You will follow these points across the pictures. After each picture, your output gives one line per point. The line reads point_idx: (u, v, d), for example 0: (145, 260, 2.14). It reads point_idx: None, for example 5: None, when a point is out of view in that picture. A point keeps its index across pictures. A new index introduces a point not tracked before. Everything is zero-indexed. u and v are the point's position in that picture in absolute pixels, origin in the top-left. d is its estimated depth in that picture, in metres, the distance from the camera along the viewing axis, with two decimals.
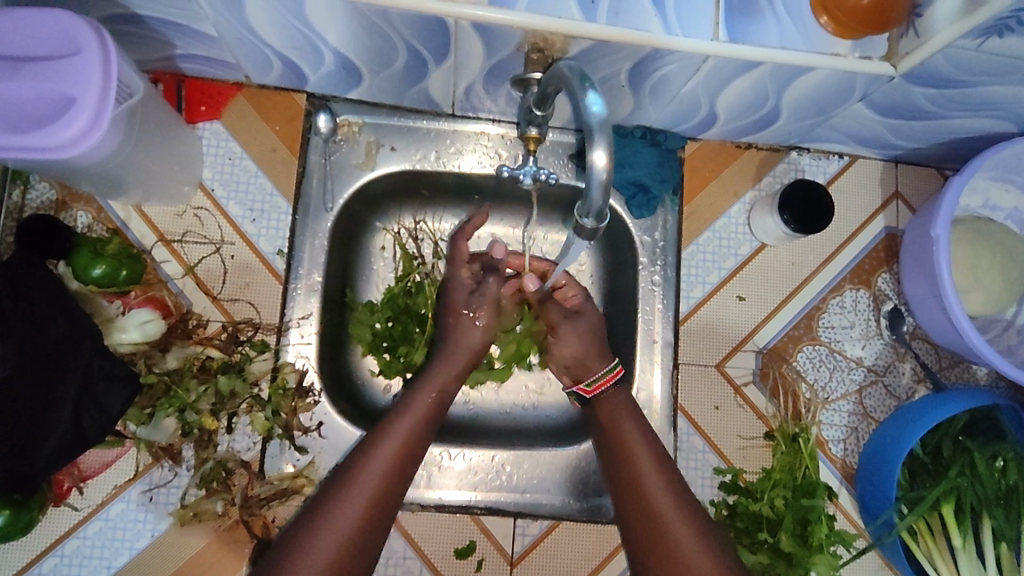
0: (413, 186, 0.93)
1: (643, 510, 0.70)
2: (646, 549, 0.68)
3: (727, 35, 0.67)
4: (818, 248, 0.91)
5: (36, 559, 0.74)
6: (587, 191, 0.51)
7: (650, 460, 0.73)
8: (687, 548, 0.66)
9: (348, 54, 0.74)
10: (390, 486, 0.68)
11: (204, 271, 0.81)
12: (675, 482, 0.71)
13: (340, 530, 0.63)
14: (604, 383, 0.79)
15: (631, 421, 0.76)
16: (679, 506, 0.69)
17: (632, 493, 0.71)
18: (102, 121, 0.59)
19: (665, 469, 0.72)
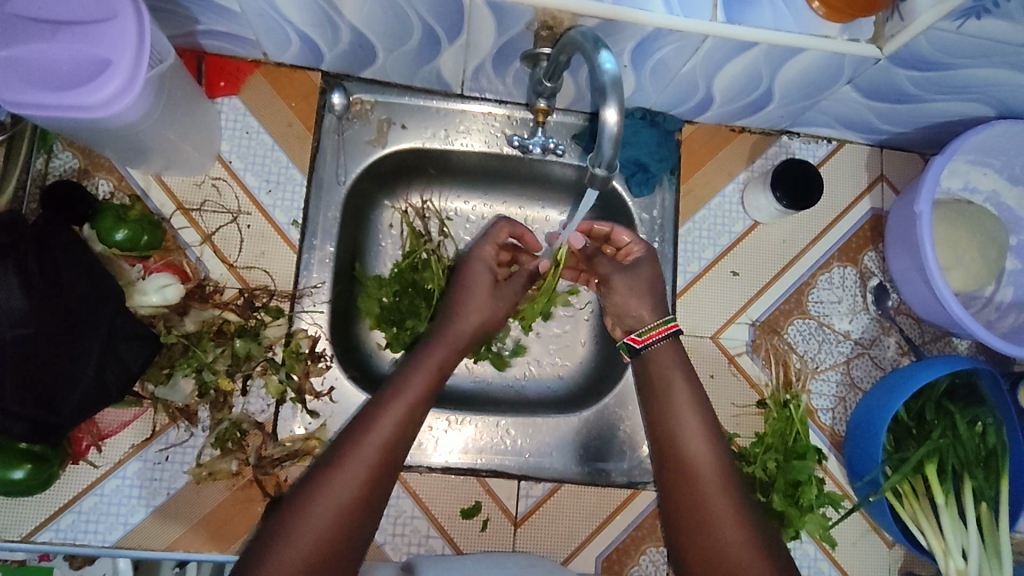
0: (421, 165, 0.97)
1: (677, 458, 0.74)
2: (674, 493, 0.73)
3: (724, 16, 0.71)
4: (808, 227, 0.95)
5: (54, 515, 0.75)
6: (598, 144, 0.58)
7: (691, 411, 0.77)
8: (713, 496, 0.71)
9: (366, 31, 0.77)
10: (392, 453, 0.70)
11: (221, 240, 0.84)
12: (712, 435, 0.75)
13: (343, 495, 0.65)
14: (657, 335, 0.81)
15: (678, 375, 0.79)
16: (715, 457, 0.74)
17: (667, 442, 0.76)
18: (135, 84, 0.62)
19: (705, 421, 0.77)
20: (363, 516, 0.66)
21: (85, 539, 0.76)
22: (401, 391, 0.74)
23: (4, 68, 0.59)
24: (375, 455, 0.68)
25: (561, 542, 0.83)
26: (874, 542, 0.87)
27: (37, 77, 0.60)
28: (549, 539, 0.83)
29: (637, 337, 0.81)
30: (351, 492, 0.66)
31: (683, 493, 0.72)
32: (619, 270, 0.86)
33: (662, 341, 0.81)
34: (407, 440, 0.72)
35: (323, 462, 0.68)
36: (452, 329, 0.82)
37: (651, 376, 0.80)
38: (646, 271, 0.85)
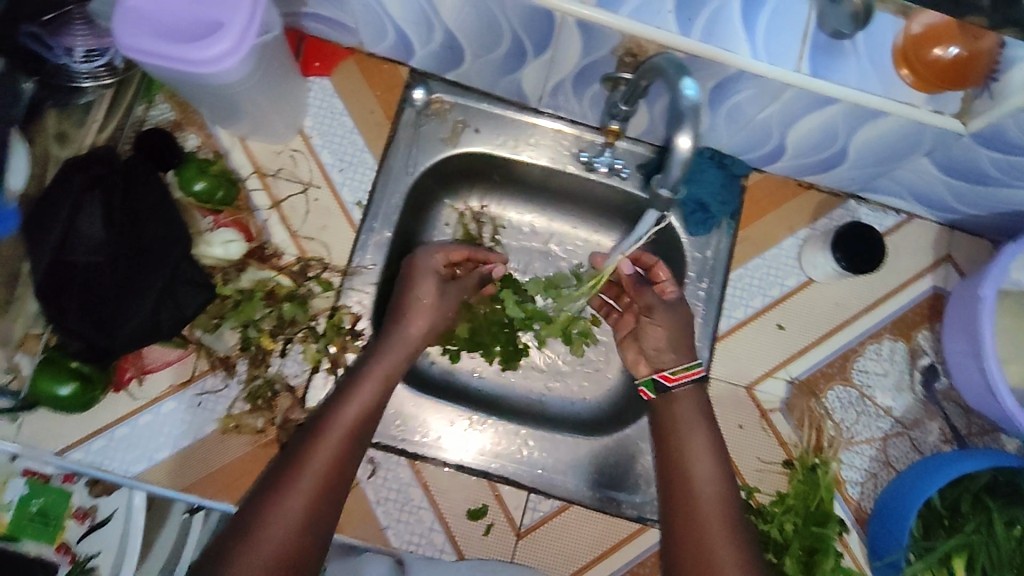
0: (485, 170, 1.00)
1: (684, 505, 0.72)
2: (679, 541, 0.71)
3: (810, 69, 0.72)
4: (863, 294, 0.93)
5: (87, 437, 0.79)
6: (668, 168, 0.61)
7: (707, 461, 0.75)
8: (720, 544, 0.69)
9: (458, 35, 0.81)
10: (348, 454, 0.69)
11: (288, 208, 0.88)
12: (724, 484, 0.73)
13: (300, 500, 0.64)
14: (687, 376, 0.79)
15: (697, 419, 0.78)
16: (720, 508, 0.71)
17: (677, 486, 0.74)
18: (242, 45, 0.67)
19: (719, 469, 0.74)
20: (319, 528, 0.64)
21: (110, 465, 0.79)
22: (355, 395, 0.72)
23: (132, 18, 0.65)
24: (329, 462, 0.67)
25: (560, 562, 0.82)
26: None
27: (158, 30, 0.65)
28: (548, 556, 0.82)
29: (670, 373, 0.80)
30: (307, 503, 0.64)
31: (688, 541, 0.70)
32: (661, 303, 0.85)
33: (689, 385, 0.80)
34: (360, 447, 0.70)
35: (283, 463, 0.66)
36: (405, 337, 0.79)
37: (667, 422, 0.79)
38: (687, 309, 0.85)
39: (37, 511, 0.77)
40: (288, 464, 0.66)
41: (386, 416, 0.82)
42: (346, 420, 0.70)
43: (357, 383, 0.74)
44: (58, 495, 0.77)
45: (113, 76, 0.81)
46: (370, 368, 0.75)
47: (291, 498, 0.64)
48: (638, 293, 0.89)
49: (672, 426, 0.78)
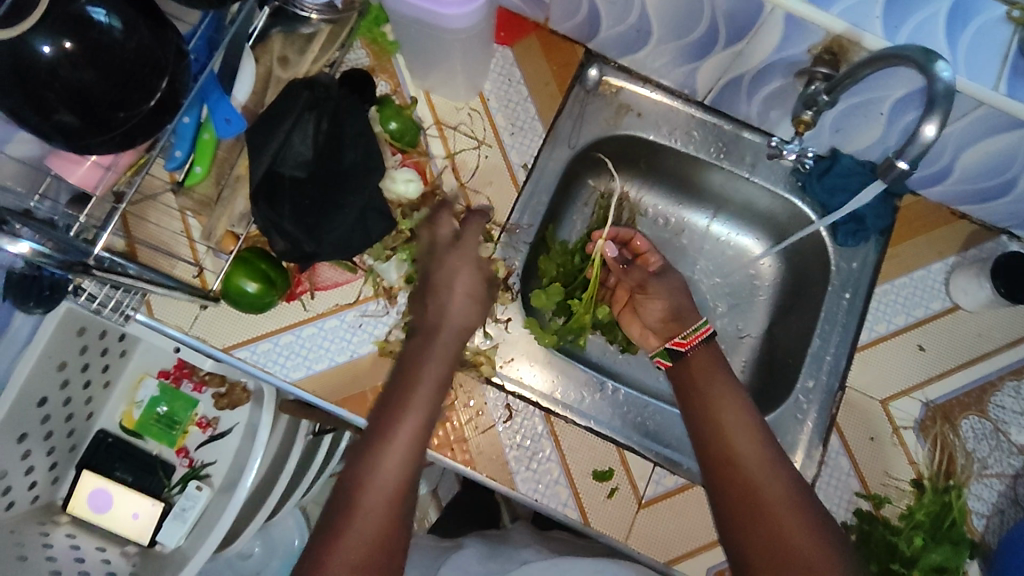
0: (637, 157, 1.04)
1: (737, 474, 0.72)
2: (742, 513, 0.70)
3: (1009, 89, 0.74)
4: (1008, 328, 0.92)
5: (255, 338, 0.84)
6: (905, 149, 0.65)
7: (744, 430, 0.75)
8: (782, 507, 0.69)
9: (654, 19, 0.85)
10: (418, 444, 0.71)
11: (461, 160, 0.93)
12: (770, 448, 0.74)
13: (379, 492, 0.67)
14: (697, 338, 0.86)
15: (731, 413, 0.77)
16: (769, 469, 0.72)
17: (724, 456, 0.74)
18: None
19: (760, 434, 0.75)
20: (388, 554, 0.66)
21: (273, 368, 0.84)
22: (404, 415, 0.71)
23: None
24: (389, 490, 0.68)
25: (677, 537, 0.83)
26: None
27: None
28: (667, 530, 0.83)
29: (682, 338, 0.87)
30: (371, 532, 0.66)
31: (751, 512, 0.70)
32: (652, 276, 0.98)
33: (701, 345, 0.86)
34: (419, 468, 0.71)
35: (355, 463, 0.69)
36: (445, 325, 0.79)
37: (697, 397, 0.80)
38: (672, 275, 0.98)
39: (165, 414, 1.01)
40: (356, 470, 0.68)
41: (526, 367, 0.89)
42: (398, 452, 0.69)
43: (406, 382, 0.74)
44: (185, 402, 1.02)
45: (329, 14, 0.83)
46: (414, 389, 0.73)
47: (356, 533, 0.65)
48: (627, 273, 1.00)
49: (712, 430, 0.76)
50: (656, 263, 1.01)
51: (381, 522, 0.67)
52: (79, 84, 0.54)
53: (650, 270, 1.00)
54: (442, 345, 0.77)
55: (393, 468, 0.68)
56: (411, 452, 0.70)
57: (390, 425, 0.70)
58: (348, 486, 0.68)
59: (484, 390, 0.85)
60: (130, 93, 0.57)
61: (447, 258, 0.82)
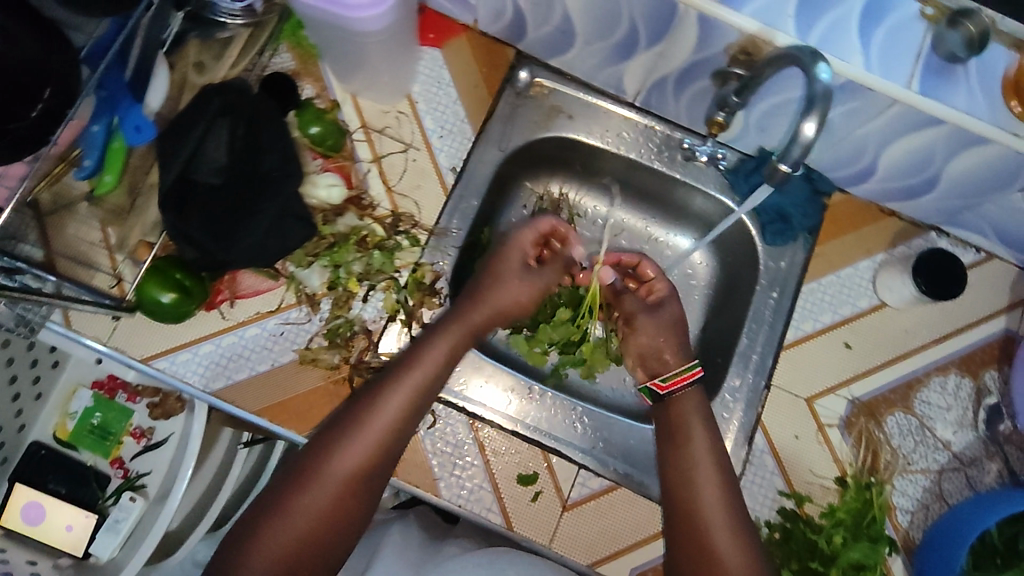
0: (571, 159, 1.04)
1: (687, 498, 0.77)
2: (680, 532, 0.76)
3: (920, 87, 0.74)
4: (934, 324, 0.93)
5: (174, 348, 0.84)
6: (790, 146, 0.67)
7: (708, 457, 0.80)
8: (719, 534, 0.75)
9: (575, 20, 0.85)
10: (398, 427, 0.75)
11: (387, 164, 0.92)
12: (727, 480, 0.79)
13: (344, 467, 0.72)
14: (681, 380, 0.86)
15: (708, 463, 0.79)
16: (720, 497, 0.77)
17: (680, 474, 0.79)
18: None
19: (719, 463, 0.80)
20: (337, 523, 0.72)
21: (192, 378, 0.84)
22: (389, 398, 0.76)
23: None
24: (349, 471, 0.72)
25: (600, 539, 0.83)
26: None
27: None
28: (591, 533, 0.83)
29: (662, 381, 0.87)
30: (324, 502, 0.71)
31: (688, 532, 0.76)
32: (645, 311, 0.95)
33: (685, 389, 0.86)
34: (389, 459, 0.75)
35: (328, 434, 0.74)
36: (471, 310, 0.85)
37: (673, 418, 0.84)
38: (667, 310, 0.95)
39: (98, 424, 0.99)
40: (326, 440, 0.74)
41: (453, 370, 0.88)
42: (374, 430, 0.74)
43: (402, 369, 0.78)
44: (119, 412, 1.00)
45: (249, 19, 0.81)
46: (402, 380, 0.77)
47: (311, 500, 0.70)
48: (621, 301, 0.98)
49: (680, 469, 0.79)
50: (659, 292, 0.97)
51: (339, 489, 0.72)
52: None
53: (648, 300, 0.97)
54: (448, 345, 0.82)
55: (360, 454, 0.73)
56: (383, 443, 0.74)
57: (376, 399, 0.75)
58: (315, 455, 0.73)
59: None
60: (13, 104, 0.59)
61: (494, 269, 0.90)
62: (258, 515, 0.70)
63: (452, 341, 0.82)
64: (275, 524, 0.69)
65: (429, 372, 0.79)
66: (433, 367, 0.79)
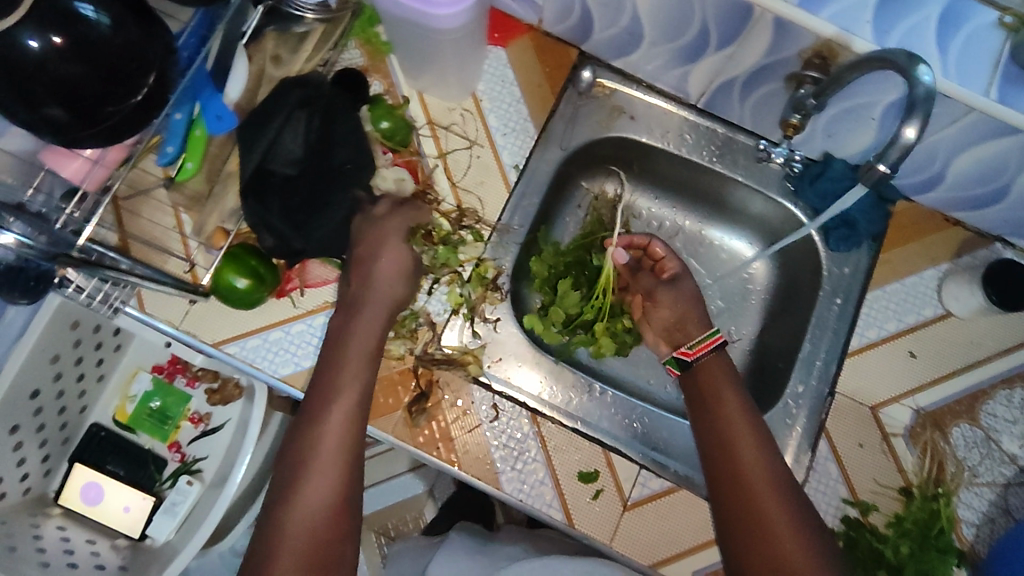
0: (629, 160, 1.05)
1: (730, 467, 0.74)
2: (730, 505, 0.72)
3: (998, 95, 0.74)
4: (1002, 336, 0.91)
5: (243, 334, 0.85)
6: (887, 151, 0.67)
7: (744, 426, 0.76)
8: (770, 501, 0.70)
9: (645, 21, 0.85)
10: (345, 457, 0.71)
11: (452, 160, 0.94)
12: (763, 444, 0.75)
13: (309, 514, 0.67)
14: (704, 347, 0.85)
15: (746, 430, 0.76)
16: (759, 463, 0.73)
17: (717, 446, 0.76)
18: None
19: (754, 429, 0.76)
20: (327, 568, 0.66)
21: (260, 364, 0.85)
22: (324, 429, 0.71)
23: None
24: (315, 514, 0.67)
25: (661, 541, 0.82)
26: None
27: None
28: (651, 534, 0.82)
29: (688, 349, 0.86)
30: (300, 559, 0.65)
31: (739, 502, 0.71)
32: (662, 284, 0.95)
33: (711, 354, 0.85)
34: (350, 493, 0.70)
35: (279, 490, 0.69)
36: (371, 308, 0.79)
37: (701, 388, 0.82)
38: (686, 286, 0.94)
39: (156, 409, 1.01)
40: (280, 499, 0.68)
41: (514, 366, 0.89)
42: (323, 472, 0.69)
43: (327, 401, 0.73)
44: (177, 398, 1.02)
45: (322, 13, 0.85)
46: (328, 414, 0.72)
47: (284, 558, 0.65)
48: (637, 279, 0.99)
49: (722, 445, 0.75)
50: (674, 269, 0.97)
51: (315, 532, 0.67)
52: (67, 76, 0.58)
53: (664, 276, 0.97)
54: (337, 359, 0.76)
55: (315, 498, 0.68)
56: (339, 476, 0.70)
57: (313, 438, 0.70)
58: (273, 512, 0.68)
59: (471, 390, 0.85)
60: (115, 87, 0.60)
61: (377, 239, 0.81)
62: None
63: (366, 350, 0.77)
64: None
65: (355, 398, 0.74)
66: (354, 394, 0.74)
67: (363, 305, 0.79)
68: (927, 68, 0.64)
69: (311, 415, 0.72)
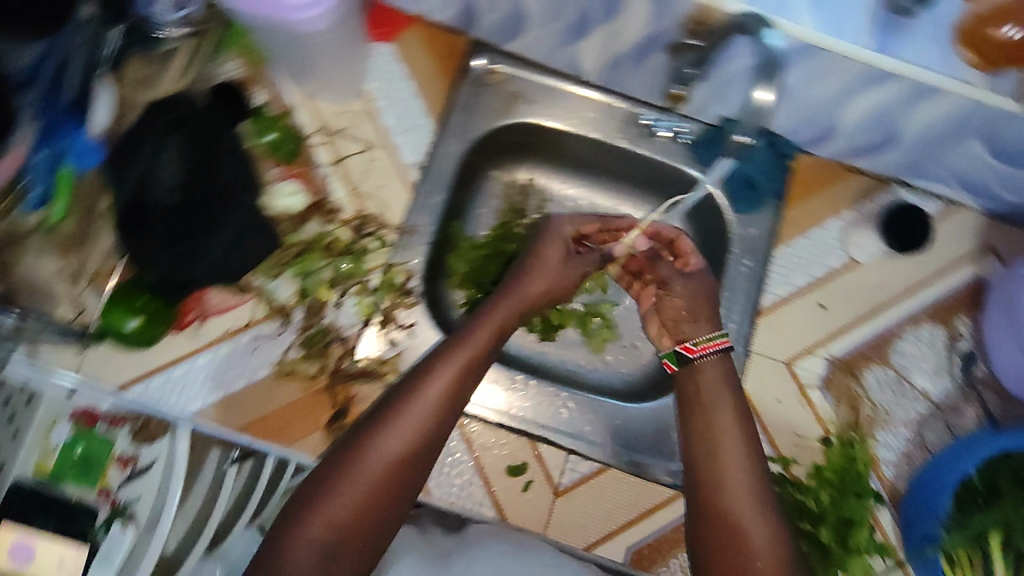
0: (535, 143, 1.03)
1: (713, 465, 0.77)
2: (705, 494, 0.76)
3: (875, 45, 0.72)
4: (905, 277, 0.94)
5: (147, 373, 0.83)
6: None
7: (736, 434, 0.78)
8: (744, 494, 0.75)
9: (525, 2, 0.82)
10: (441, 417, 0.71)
11: (348, 165, 0.90)
12: (755, 459, 0.77)
13: (379, 465, 0.68)
14: (712, 346, 0.83)
15: (733, 436, 0.78)
16: (745, 458, 0.77)
17: (709, 441, 0.78)
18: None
19: (744, 431, 0.79)
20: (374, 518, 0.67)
21: (168, 403, 0.83)
22: (431, 384, 0.72)
23: None
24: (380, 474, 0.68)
25: (593, 522, 0.85)
26: None
27: None
28: (584, 517, 0.85)
29: (692, 344, 0.85)
30: (352, 504, 0.67)
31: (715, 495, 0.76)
32: (678, 276, 0.89)
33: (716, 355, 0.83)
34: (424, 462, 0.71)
35: (359, 435, 0.70)
36: (516, 297, 0.83)
37: (697, 395, 0.82)
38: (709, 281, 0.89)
39: (81, 455, 0.80)
40: (354, 444, 0.69)
41: None
42: (410, 426, 0.70)
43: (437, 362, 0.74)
44: (100, 443, 0.80)
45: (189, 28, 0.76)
46: (440, 368, 0.73)
47: (336, 502, 0.67)
48: (656, 268, 0.92)
49: (713, 456, 0.77)
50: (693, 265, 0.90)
51: (381, 479, 0.68)
52: None
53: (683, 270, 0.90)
54: (479, 352, 0.76)
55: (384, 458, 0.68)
56: (417, 438, 0.70)
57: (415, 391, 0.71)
58: (344, 454, 0.69)
59: None
60: None
61: (540, 248, 0.89)
62: (280, 526, 0.67)
63: (493, 326, 0.79)
64: (294, 530, 0.65)
65: (463, 361, 0.74)
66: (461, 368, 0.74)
67: (514, 293, 0.84)
68: None
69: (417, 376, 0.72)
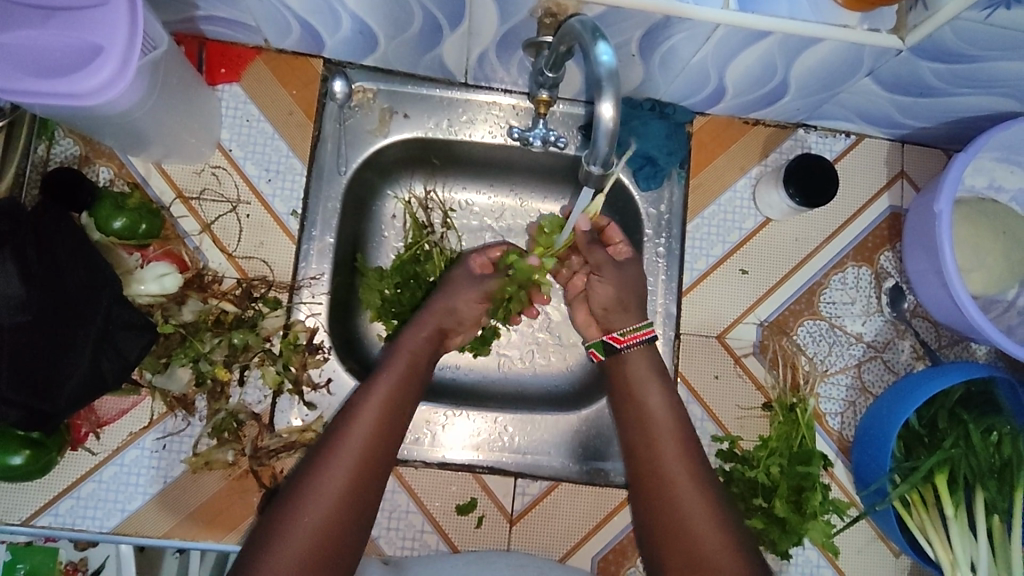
0: (425, 155, 0.93)
1: (646, 449, 0.74)
2: (645, 490, 0.73)
3: (737, 4, 0.66)
4: (823, 224, 0.91)
5: (53, 500, 0.77)
6: (594, 140, 0.56)
7: (661, 410, 0.76)
8: (682, 486, 0.71)
9: (365, 17, 0.74)
10: (386, 429, 0.70)
11: (220, 229, 0.83)
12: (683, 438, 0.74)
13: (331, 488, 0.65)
14: (637, 337, 0.79)
15: (655, 410, 0.76)
16: (675, 444, 0.74)
17: (640, 436, 0.75)
18: (126, 72, 0.60)
19: (677, 419, 0.76)
20: (337, 541, 0.63)
21: (83, 524, 0.77)
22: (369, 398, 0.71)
23: None
24: (319, 527, 0.63)
25: (553, 540, 0.83)
26: (879, 550, 0.85)
27: (24, 64, 0.59)
28: (543, 538, 0.83)
29: (618, 335, 0.80)
30: (312, 529, 0.62)
31: (650, 483, 0.73)
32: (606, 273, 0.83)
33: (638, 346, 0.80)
34: (366, 506, 0.66)
35: (308, 464, 0.67)
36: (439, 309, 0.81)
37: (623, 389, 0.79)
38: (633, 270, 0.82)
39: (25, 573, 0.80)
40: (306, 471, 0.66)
41: None
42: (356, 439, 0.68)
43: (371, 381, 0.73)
44: (44, 555, 0.80)
45: None
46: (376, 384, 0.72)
47: (296, 528, 0.62)
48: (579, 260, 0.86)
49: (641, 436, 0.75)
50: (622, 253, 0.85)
51: (339, 498, 0.65)
52: None
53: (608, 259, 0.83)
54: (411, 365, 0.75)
55: (330, 492, 0.64)
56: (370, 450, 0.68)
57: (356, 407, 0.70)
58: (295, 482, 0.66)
59: None
60: None
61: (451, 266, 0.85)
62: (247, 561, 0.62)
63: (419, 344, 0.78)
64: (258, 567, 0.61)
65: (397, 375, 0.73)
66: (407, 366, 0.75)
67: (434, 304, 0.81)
68: (608, 44, 0.55)
69: (339, 424, 0.69)
